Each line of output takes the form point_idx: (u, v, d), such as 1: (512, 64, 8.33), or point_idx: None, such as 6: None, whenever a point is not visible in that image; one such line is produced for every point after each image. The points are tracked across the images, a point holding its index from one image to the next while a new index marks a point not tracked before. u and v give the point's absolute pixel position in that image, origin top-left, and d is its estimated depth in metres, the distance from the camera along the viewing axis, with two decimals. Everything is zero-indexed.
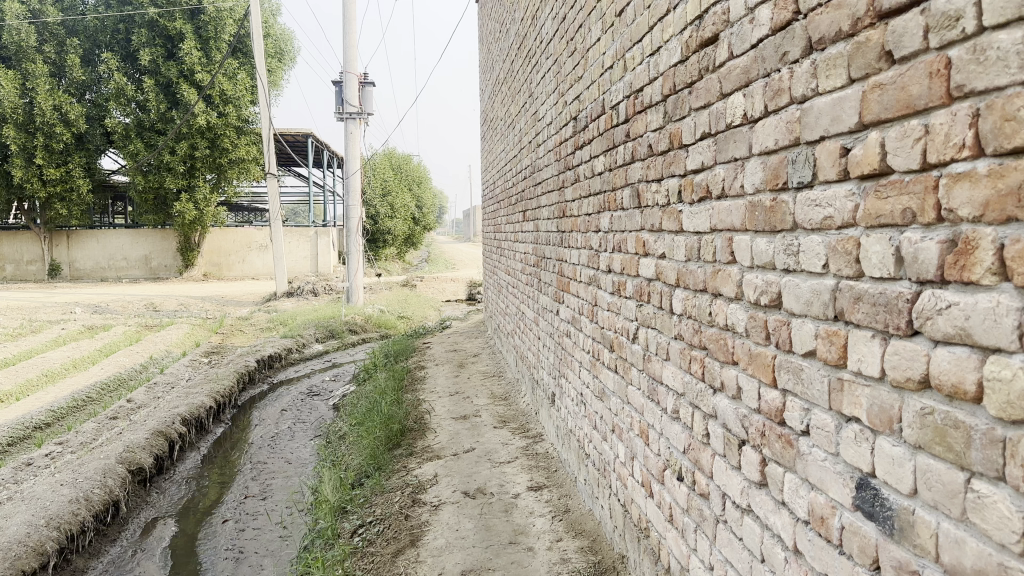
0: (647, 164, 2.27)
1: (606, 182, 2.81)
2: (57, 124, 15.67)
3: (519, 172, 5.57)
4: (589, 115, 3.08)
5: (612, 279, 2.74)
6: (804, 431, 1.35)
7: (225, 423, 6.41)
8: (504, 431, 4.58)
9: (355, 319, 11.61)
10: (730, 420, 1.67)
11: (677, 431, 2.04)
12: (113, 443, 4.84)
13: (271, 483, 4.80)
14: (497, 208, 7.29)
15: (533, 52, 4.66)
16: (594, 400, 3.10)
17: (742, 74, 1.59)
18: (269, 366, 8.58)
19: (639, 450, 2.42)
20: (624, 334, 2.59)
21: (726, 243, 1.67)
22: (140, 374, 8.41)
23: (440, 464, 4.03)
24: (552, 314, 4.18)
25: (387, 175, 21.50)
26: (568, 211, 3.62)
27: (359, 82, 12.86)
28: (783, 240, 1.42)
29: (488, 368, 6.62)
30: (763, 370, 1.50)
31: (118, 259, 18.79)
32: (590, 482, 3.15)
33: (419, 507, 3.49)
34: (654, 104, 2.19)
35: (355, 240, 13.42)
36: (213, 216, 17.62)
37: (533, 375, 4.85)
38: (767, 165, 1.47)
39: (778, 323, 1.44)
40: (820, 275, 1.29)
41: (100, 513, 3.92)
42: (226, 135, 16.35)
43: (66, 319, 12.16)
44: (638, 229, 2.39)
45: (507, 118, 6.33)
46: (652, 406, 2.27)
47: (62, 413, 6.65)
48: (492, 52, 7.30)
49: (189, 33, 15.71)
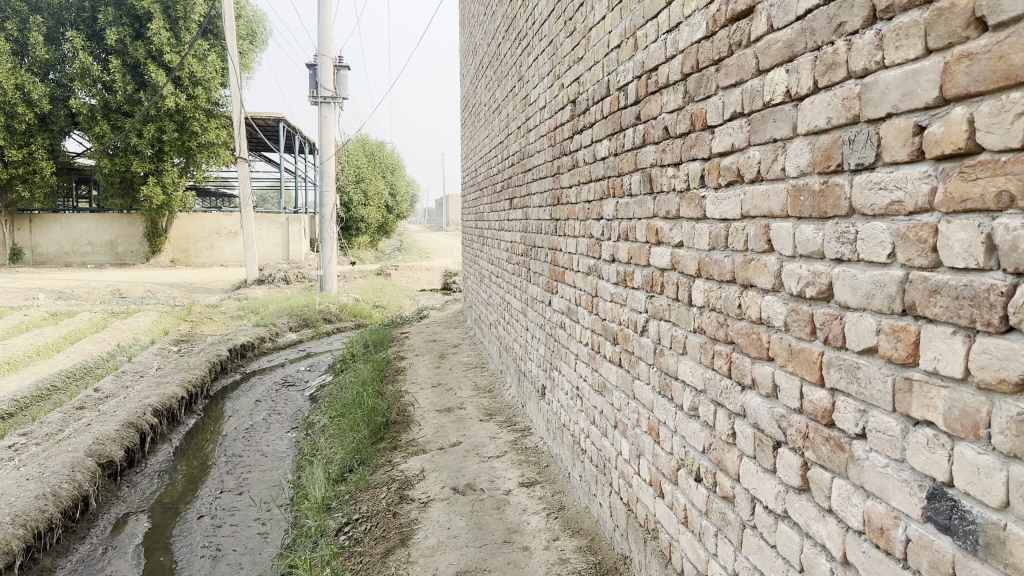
0: (662, 147, 2.15)
1: (611, 167, 2.69)
2: (20, 104, 15.17)
3: (505, 158, 5.45)
4: (591, 98, 2.96)
5: (616, 269, 2.62)
6: (859, 434, 1.25)
7: (197, 414, 6.22)
8: (491, 424, 4.46)
9: (329, 308, 11.40)
10: (763, 420, 1.57)
11: (695, 429, 1.93)
12: (81, 435, 4.63)
13: (247, 477, 4.63)
14: (479, 196, 7.13)
15: (524, 34, 4.52)
16: (592, 394, 2.99)
17: (784, 48, 1.47)
18: (241, 355, 8.36)
19: (647, 448, 2.31)
20: (631, 327, 2.47)
21: (762, 231, 1.56)
22: (108, 362, 8.16)
23: (426, 458, 3.91)
24: (543, 304, 4.06)
25: (360, 162, 21.17)
26: (563, 198, 3.50)
27: (334, 65, 12.59)
28: (835, 227, 1.31)
29: (469, 359, 6.49)
30: (807, 368, 1.40)
31: (83, 245, 18.32)
32: (586, 479, 3.04)
33: (407, 503, 3.35)
34: (672, 83, 2.07)
35: (328, 227, 13.17)
36: (181, 201, 17.21)
37: (520, 367, 4.72)
38: (817, 145, 1.36)
39: (827, 317, 1.34)
40: (885, 266, 1.19)
41: (69, 509, 3.73)
42: (195, 118, 15.97)
43: (28, 305, 11.79)
44: (649, 216, 2.27)
45: (491, 104, 6.17)
46: (663, 401, 2.16)
47: (25, 403, 6.40)
48: (475, 36, 7.12)
49: (157, 13, 15.28)
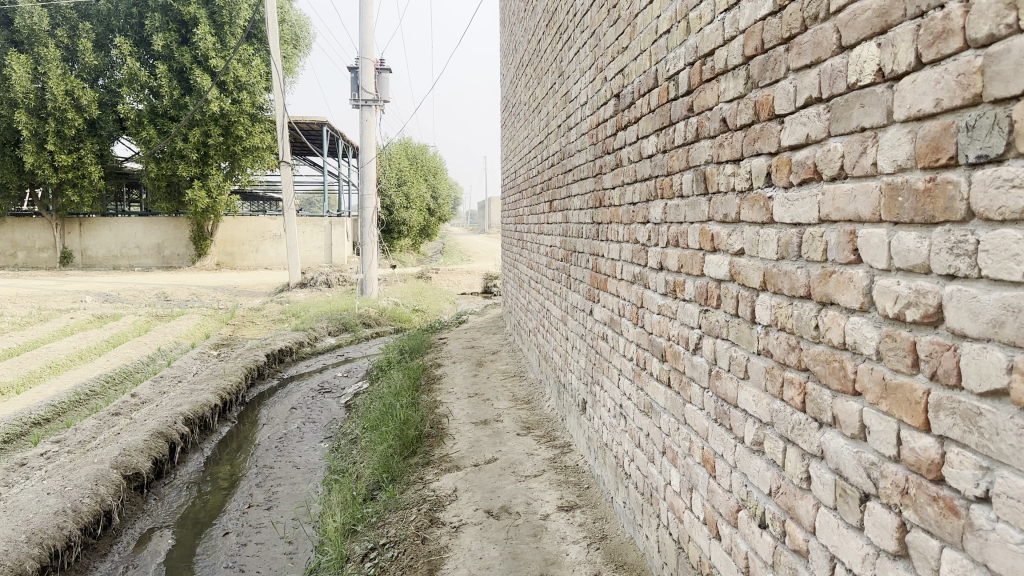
0: (718, 142, 1.88)
1: (658, 165, 2.43)
2: (69, 110, 15.44)
3: (545, 159, 5.22)
4: (636, 91, 2.71)
5: (664, 279, 2.36)
6: (980, 497, 0.99)
7: (231, 422, 6.10)
8: (529, 439, 4.21)
9: (369, 312, 11.28)
10: (847, 465, 1.31)
11: (760, 468, 1.66)
12: (109, 445, 4.52)
13: (277, 491, 4.47)
14: (519, 199, 6.87)
15: (564, 27, 4.28)
16: (637, 415, 2.73)
17: (876, 17, 1.21)
18: (279, 360, 8.27)
19: (702, 482, 2.04)
20: (681, 344, 2.20)
21: (847, 238, 1.30)
22: (147, 366, 8.13)
23: (459, 476, 3.68)
24: (584, 314, 3.81)
25: (403, 165, 21.10)
26: (606, 200, 3.24)
27: (375, 68, 12.49)
28: (946, 235, 1.05)
29: (508, 367, 6.25)
30: (909, 408, 1.13)
31: (130, 248, 18.59)
32: (631, 507, 2.77)
33: (437, 528, 3.14)
34: (731, 68, 1.81)
35: (369, 230, 13.02)
36: (226, 205, 17.31)
37: (560, 379, 4.47)
38: (920, 135, 1.10)
39: (937, 347, 1.07)
40: (1020, 287, 0.93)
41: (89, 525, 3.58)
42: (240, 122, 16.06)
43: (75, 308, 11.89)
44: (703, 220, 2.01)
45: (531, 103, 5.92)
46: (720, 431, 1.89)
47: (63, 408, 6.35)
48: (516, 33, 6.87)
49: (203, 18, 15.37)
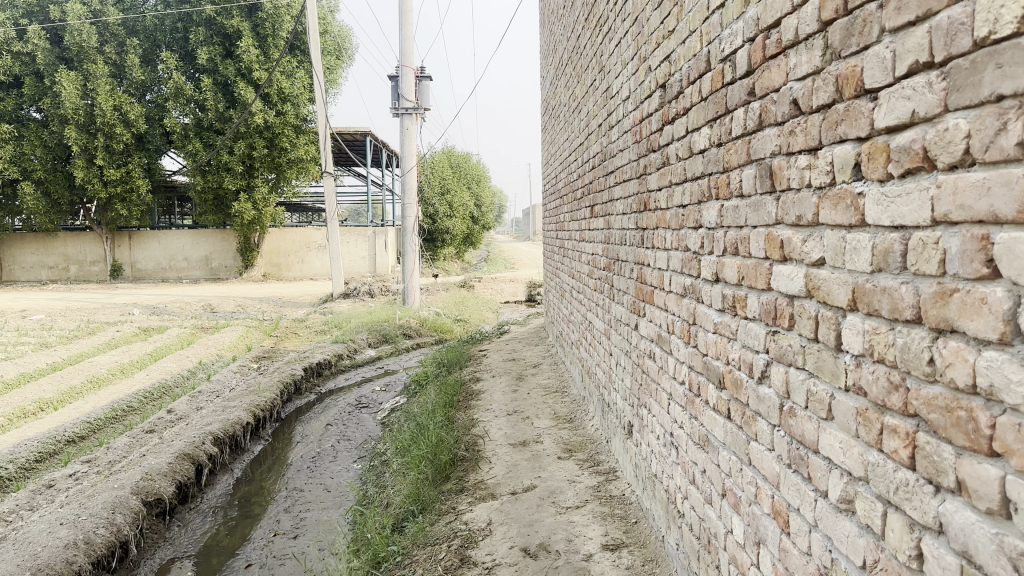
0: (788, 130, 1.56)
1: (712, 161, 2.10)
2: (117, 124, 15.62)
3: (586, 161, 4.91)
4: (685, 78, 2.39)
5: (721, 293, 2.03)
6: None
7: (265, 440, 5.91)
8: (570, 463, 3.90)
9: (410, 323, 11.06)
10: (981, 549, 0.98)
11: (851, 532, 1.32)
12: (131, 468, 4.33)
13: (305, 517, 4.23)
14: (560, 204, 6.55)
15: (605, 17, 3.97)
16: (690, 446, 2.39)
17: None
18: (318, 373, 8.09)
19: (773, 537, 1.70)
20: (742, 370, 1.87)
21: (977, 244, 0.97)
22: (187, 380, 7.99)
23: (494, 507, 3.38)
24: (628, 328, 3.50)
25: (446, 174, 20.95)
26: (651, 203, 2.94)
27: (415, 76, 12.31)
28: None
29: (550, 381, 5.94)
30: None
31: (178, 260, 18.77)
32: (686, 551, 2.44)
33: (467, 569, 2.84)
34: (803, 38, 1.48)
35: (411, 239, 12.82)
36: (272, 216, 17.33)
37: (603, 397, 4.15)
38: None
39: None
40: None
41: (103, 557, 3.38)
42: (284, 134, 16.05)
43: (122, 321, 11.93)
44: (769, 222, 1.67)
45: (572, 102, 5.59)
46: (796, 480, 1.55)
47: (99, 425, 6.22)
48: (556, 32, 6.54)
49: (246, 31, 15.39)
